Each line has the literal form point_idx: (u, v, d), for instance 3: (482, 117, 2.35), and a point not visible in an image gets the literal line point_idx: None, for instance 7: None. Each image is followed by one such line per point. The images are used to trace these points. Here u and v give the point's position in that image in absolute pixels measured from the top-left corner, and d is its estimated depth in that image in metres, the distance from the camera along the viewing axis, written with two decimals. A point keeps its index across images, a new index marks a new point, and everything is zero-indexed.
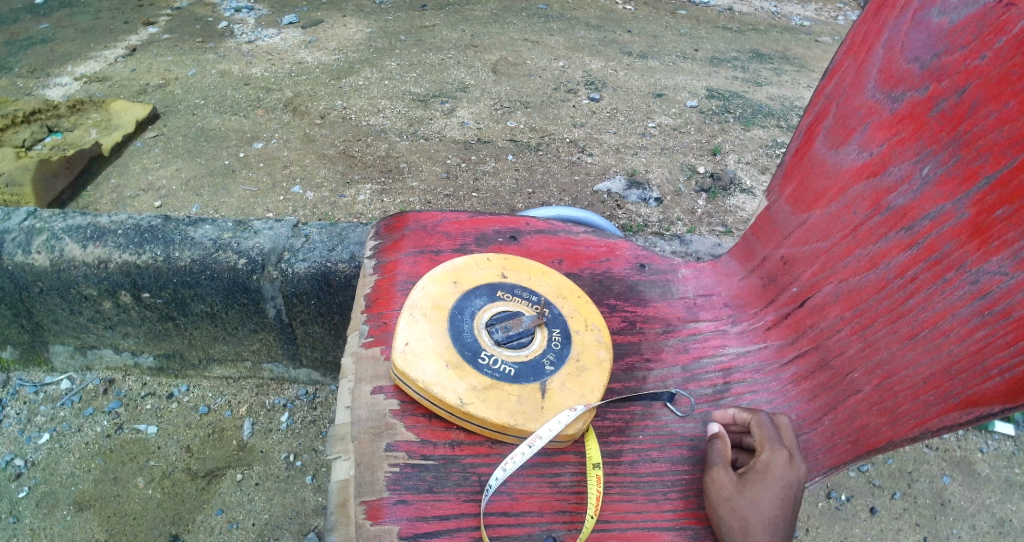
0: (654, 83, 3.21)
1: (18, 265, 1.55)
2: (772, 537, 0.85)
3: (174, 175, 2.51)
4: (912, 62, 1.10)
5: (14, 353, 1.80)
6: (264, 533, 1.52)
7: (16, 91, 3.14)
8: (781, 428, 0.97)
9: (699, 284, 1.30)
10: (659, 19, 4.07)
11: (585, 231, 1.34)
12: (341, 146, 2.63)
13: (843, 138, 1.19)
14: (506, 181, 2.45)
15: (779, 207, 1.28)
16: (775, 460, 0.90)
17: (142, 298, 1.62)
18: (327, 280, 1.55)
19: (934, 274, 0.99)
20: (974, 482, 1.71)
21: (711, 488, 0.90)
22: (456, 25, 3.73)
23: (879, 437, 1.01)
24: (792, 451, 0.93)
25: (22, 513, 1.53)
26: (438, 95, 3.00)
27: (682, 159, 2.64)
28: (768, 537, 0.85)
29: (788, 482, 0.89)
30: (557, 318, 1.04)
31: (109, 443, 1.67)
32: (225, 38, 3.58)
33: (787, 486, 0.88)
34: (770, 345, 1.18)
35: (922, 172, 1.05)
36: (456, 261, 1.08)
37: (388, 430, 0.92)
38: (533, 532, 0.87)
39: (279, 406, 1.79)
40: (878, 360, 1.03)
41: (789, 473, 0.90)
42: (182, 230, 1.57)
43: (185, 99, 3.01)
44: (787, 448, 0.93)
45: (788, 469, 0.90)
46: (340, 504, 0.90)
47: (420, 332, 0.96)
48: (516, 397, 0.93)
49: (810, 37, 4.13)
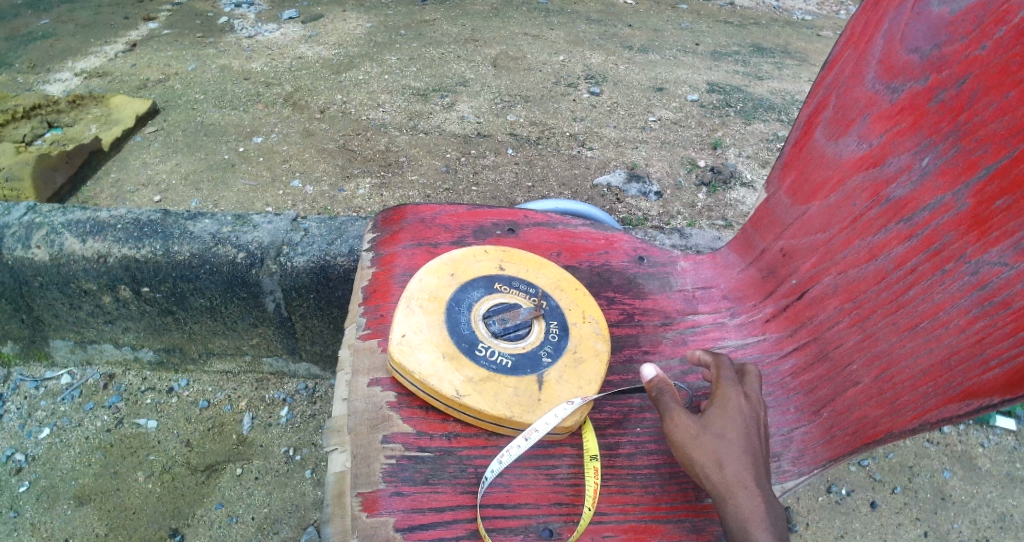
0: (654, 77, 3.20)
1: (18, 259, 1.56)
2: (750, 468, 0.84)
3: (174, 170, 2.51)
4: (912, 53, 1.10)
5: (14, 348, 1.81)
6: (264, 527, 1.52)
7: (16, 87, 3.14)
8: (743, 375, 0.96)
9: (698, 277, 1.30)
10: (660, 14, 4.05)
11: (584, 223, 1.34)
12: (341, 140, 2.63)
13: (842, 129, 1.19)
14: (506, 175, 2.45)
15: (779, 199, 1.28)
16: (733, 397, 0.90)
17: (142, 293, 1.62)
18: (326, 274, 1.55)
19: (933, 265, 0.98)
20: (975, 477, 1.70)
21: (676, 432, 0.87)
22: (456, 20, 3.72)
23: (878, 428, 0.98)
24: (748, 389, 0.93)
25: (22, 508, 1.53)
26: (437, 89, 2.99)
27: (683, 153, 2.63)
28: (746, 468, 0.83)
29: (748, 416, 0.89)
30: (554, 310, 1.03)
31: (109, 438, 1.67)
32: (225, 33, 3.58)
33: (749, 419, 0.89)
34: (769, 337, 1.18)
35: (921, 163, 1.05)
36: (453, 253, 1.09)
37: (384, 422, 0.92)
38: (530, 524, 0.86)
39: (279, 400, 1.79)
40: (877, 351, 1.02)
41: (749, 409, 0.90)
42: (181, 224, 1.57)
43: (184, 94, 3.01)
44: (743, 388, 0.93)
45: (746, 404, 0.90)
46: (337, 496, 0.89)
47: (416, 324, 0.97)
48: (512, 389, 0.93)
49: (811, 31, 4.11)
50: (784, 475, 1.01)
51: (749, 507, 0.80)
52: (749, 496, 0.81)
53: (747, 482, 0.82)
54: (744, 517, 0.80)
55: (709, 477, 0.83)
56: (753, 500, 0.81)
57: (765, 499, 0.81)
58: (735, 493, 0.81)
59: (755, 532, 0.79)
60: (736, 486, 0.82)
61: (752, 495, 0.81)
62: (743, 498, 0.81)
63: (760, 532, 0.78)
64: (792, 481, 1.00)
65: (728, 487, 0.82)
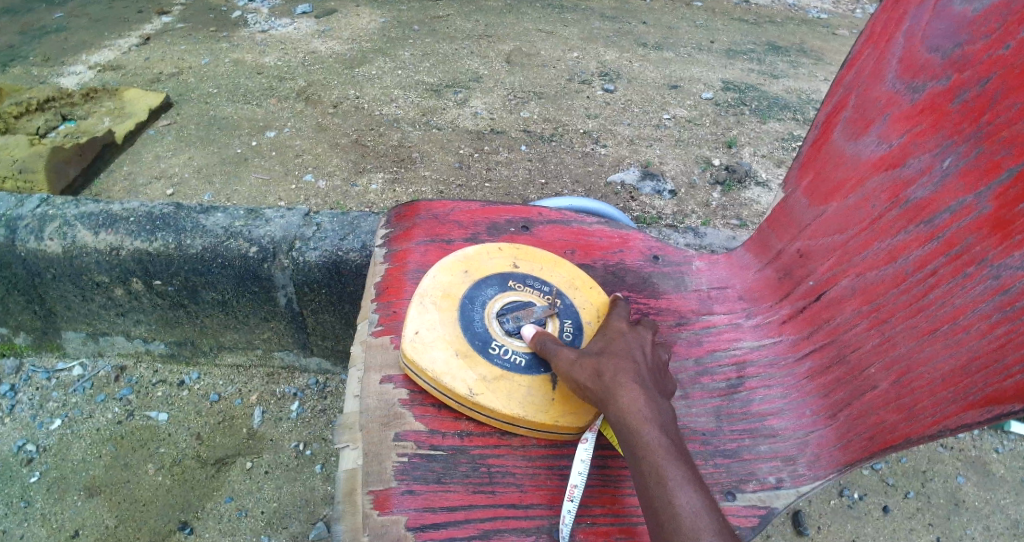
0: (669, 75, 3.18)
1: (30, 252, 1.56)
2: (628, 371, 0.87)
3: (187, 163, 2.52)
4: (932, 52, 1.09)
5: (27, 339, 1.82)
6: (273, 522, 1.52)
7: (31, 79, 3.16)
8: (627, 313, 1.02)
9: (714, 276, 1.29)
10: (675, 11, 4.02)
11: (598, 222, 1.33)
12: (354, 135, 2.63)
13: (862, 129, 1.18)
14: (519, 171, 2.44)
15: (796, 199, 1.27)
16: (617, 326, 0.97)
17: (154, 286, 1.63)
18: (337, 269, 1.54)
19: (955, 268, 0.97)
20: (990, 483, 1.68)
21: (560, 362, 0.91)
22: (470, 15, 3.71)
23: (895, 434, 0.96)
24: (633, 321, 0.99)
25: (33, 498, 1.54)
26: (451, 85, 2.98)
27: (697, 151, 2.61)
28: (623, 370, 0.87)
29: (629, 337, 0.94)
30: (568, 309, 1.03)
31: (120, 430, 1.68)
32: (238, 28, 3.58)
33: (630, 339, 0.94)
34: (785, 339, 1.17)
35: (942, 165, 1.03)
36: (467, 250, 1.08)
37: (396, 420, 0.92)
38: (542, 524, 0.86)
39: (289, 394, 1.79)
40: (895, 356, 1.00)
41: (631, 332, 0.95)
42: (194, 218, 1.58)
43: (198, 88, 3.01)
44: (627, 320, 0.99)
45: (628, 329, 0.96)
46: (347, 494, 0.88)
47: (430, 321, 0.97)
48: (526, 389, 0.92)
49: (827, 29, 4.07)
50: (799, 479, 0.99)
51: (631, 404, 0.83)
52: (630, 392, 0.84)
53: (623, 382, 0.85)
54: (628, 414, 0.83)
55: (592, 388, 0.86)
56: (633, 396, 0.84)
57: (643, 394, 0.85)
58: (615, 393, 0.84)
59: (638, 423, 0.82)
60: (617, 388, 0.85)
61: (632, 391, 0.84)
62: (624, 396, 0.84)
63: (643, 422, 0.82)
64: (808, 485, 0.99)
65: (610, 391, 0.85)
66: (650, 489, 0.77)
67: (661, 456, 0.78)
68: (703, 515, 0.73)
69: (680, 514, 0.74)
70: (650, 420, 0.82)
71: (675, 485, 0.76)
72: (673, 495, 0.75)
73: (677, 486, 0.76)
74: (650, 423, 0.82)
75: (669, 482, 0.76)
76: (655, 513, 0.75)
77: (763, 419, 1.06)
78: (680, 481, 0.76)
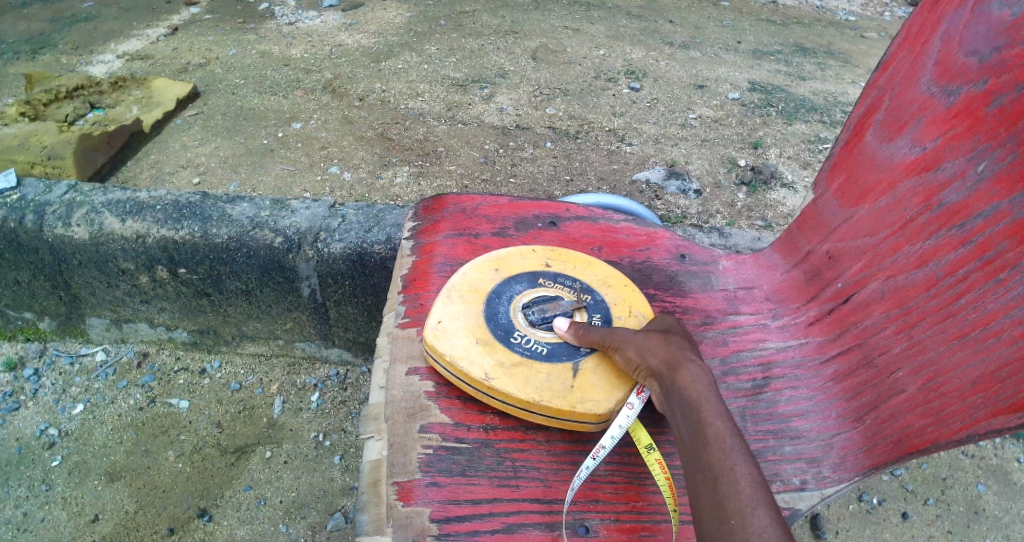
0: (695, 74, 3.17)
1: (58, 238, 1.58)
2: (691, 350, 0.88)
3: (213, 153, 2.54)
4: (970, 55, 1.07)
5: (52, 324, 1.84)
6: (291, 511, 1.52)
7: (60, 67, 3.20)
8: None
9: (740, 277, 1.29)
10: (702, 10, 4.00)
11: (625, 219, 1.33)
12: (379, 128, 2.64)
13: (894, 132, 1.17)
14: (544, 167, 2.43)
15: (826, 201, 1.27)
16: (674, 318, 0.97)
17: (178, 274, 1.64)
18: (362, 261, 1.55)
19: (987, 274, 0.94)
20: (1012, 493, 1.65)
21: (614, 337, 0.91)
22: (496, 11, 3.71)
23: (923, 439, 0.94)
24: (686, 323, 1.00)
25: (55, 481, 1.55)
26: (477, 80, 2.98)
27: (723, 151, 2.60)
28: (688, 348, 0.88)
29: (688, 330, 0.95)
30: (598, 304, 1.01)
31: (141, 416, 1.69)
32: (266, 20, 3.60)
33: (689, 332, 0.95)
34: (812, 341, 1.16)
35: (977, 169, 1.01)
36: (500, 250, 1.09)
37: (422, 412, 0.92)
38: (566, 519, 0.84)
39: (310, 385, 1.80)
40: (924, 361, 0.98)
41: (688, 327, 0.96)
42: (220, 207, 1.59)
43: (225, 78, 3.04)
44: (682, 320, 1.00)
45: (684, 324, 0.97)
46: (372, 484, 0.89)
47: (453, 312, 0.98)
48: (544, 375, 0.90)
49: (856, 32, 4.02)
50: (824, 482, 0.97)
51: (695, 378, 0.82)
52: (696, 367, 0.84)
53: (690, 357, 0.85)
54: (693, 386, 0.82)
55: (656, 356, 0.86)
56: (699, 371, 0.83)
57: (709, 372, 0.84)
58: (681, 365, 0.84)
59: (704, 395, 0.80)
60: (683, 362, 0.85)
61: (698, 367, 0.84)
62: (691, 370, 0.83)
63: (708, 394, 0.80)
64: (832, 488, 0.97)
65: (677, 363, 0.85)
66: (709, 456, 0.74)
67: (722, 427, 0.76)
68: (760, 485, 0.70)
69: (739, 482, 0.70)
70: (715, 395, 0.81)
71: (736, 455, 0.73)
72: (733, 463, 0.72)
73: (737, 455, 0.73)
74: (715, 398, 0.80)
75: (729, 451, 0.74)
76: (711, 478, 0.72)
77: (788, 421, 1.05)
78: (739, 451, 0.74)
